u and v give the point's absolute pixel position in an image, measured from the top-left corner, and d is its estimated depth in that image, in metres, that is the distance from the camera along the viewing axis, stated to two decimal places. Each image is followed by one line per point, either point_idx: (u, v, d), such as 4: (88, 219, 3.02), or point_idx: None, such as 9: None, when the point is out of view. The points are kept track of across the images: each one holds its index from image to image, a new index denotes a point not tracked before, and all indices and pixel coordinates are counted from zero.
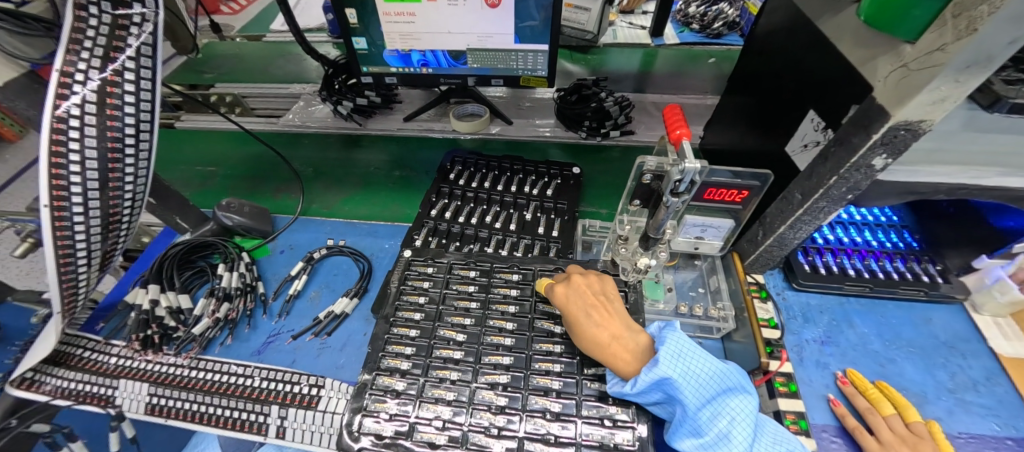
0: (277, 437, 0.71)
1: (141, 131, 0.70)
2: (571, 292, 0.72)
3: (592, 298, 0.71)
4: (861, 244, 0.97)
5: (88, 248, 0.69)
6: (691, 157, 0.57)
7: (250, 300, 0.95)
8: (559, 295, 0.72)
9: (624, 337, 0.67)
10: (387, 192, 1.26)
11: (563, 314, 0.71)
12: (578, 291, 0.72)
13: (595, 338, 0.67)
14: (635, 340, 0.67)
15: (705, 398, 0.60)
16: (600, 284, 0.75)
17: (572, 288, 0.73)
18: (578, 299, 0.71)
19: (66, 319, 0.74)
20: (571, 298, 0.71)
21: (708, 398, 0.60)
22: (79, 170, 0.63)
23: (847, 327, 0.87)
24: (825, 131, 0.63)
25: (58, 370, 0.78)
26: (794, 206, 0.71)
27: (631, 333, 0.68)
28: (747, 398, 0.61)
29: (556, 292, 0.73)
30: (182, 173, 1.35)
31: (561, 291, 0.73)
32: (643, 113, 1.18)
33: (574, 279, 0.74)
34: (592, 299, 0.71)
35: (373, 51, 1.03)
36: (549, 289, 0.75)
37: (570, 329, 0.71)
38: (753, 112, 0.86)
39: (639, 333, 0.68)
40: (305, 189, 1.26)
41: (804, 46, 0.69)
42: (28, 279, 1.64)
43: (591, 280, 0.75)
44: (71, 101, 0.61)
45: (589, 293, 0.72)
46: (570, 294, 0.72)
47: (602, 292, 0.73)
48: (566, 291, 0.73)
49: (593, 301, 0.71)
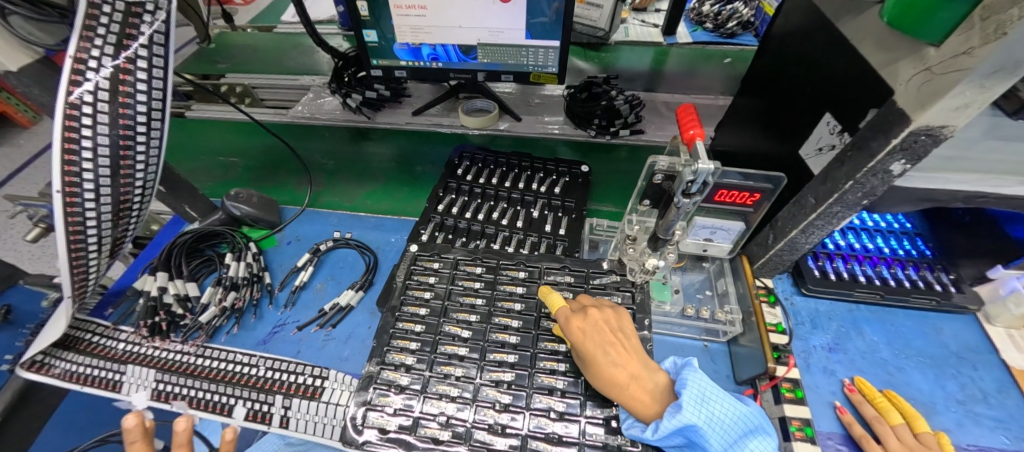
0: (281, 426, 0.71)
1: (153, 120, 0.70)
2: (586, 326, 0.66)
3: (610, 334, 0.65)
4: (872, 251, 0.95)
5: (98, 234, 0.70)
6: (705, 158, 0.56)
7: (256, 290, 0.95)
8: (574, 330, 0.66)
9: (643, 376, 0.62)
10: (410, 188, 1.30)
11: (577, 350, 0.65)
12: (594, 325, 0.66)
13: (612, 378, 0.61)
14: (654, 379, 0.62)
15: (727, 442, 0.57)
16: (616, 318, 0.68)
17: (587, 322, 0.66)
18: (593, 335, 0.65)
19: (76, 304, 0.75)
20: (587, 334, 0.65)
21: (731, 441, 0.57)
22: (91, 157, 0.64)
23: (856, 335, 0.86)
24: (842, 134, 0.62)
25: (68, 354, 0.79)
26: (807, 210, 0.70)
27: (650, 371, 0.63)
28: (765, 439, 0.59)
29: (570, 326, 0.67)
30: (206, 162, 1.39)
31: (576, 325, 0.67)
32: (654, 112, 1.17)
33: (590, 312, 0.68)
34: (610, 336, 0.65)
35: (384, 44, 1.03)
36: (562, 319, 0.69)
37: (583, 364, 0.65)
38: (767, 113, 0.85)
39: (658, 372, 0.64)
40: (330, 184, 1.29)
41: (823, 48, 0.68)
42: (40, 264, 1.66)
43: (606, 313, 0.68)
44: (84, 88, 0.61)
45: (607, 328, 0.66)
46: (586, 328, 0.66)
47: (618, 326, 0.67)
48: (581, 325, 0.66)
49: (611, 337, 0.65)
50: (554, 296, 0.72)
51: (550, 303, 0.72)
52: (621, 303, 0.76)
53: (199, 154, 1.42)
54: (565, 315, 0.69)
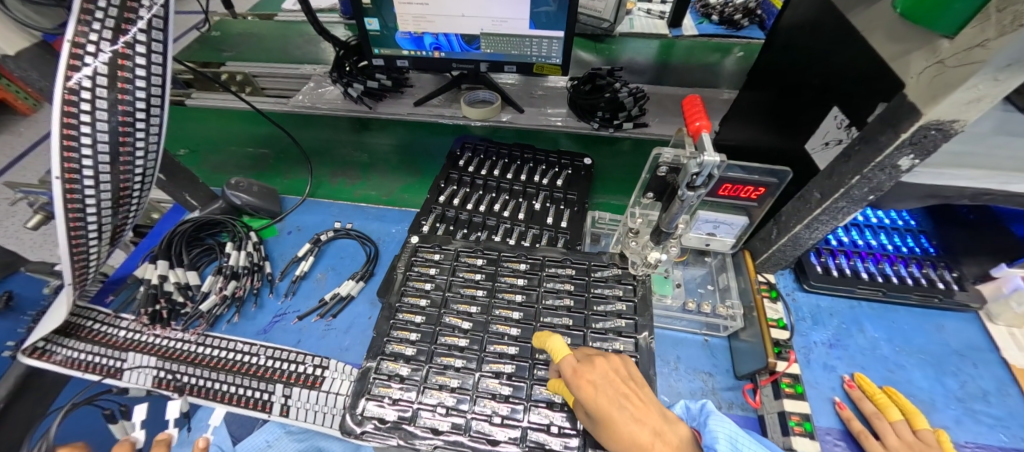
0: (281, 415, 0.73)
1: (152, 106, 0.69)
2: (596, 378, 0.59)
3: (622, 385, 0.59)
4: (875, 248, 0.94)
5: (98, 222, 0.70)
6: (710, 150, 0.53)
7: (257, 279, 0.95)
8: (583, 384, 0.59)
9: (665, 431, 0.56)
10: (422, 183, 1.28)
11: (588, 407, 0.58)
12: (603, 377, 0.59)
13: (633, 438, 0.54)
14: (677, 432, 0.57)
15: None
16: (624, 366, 0.63)
17: (596, 373, 0.60)
18: (606, 388, 0.58)
19: (77, 291, 0.75)
20: (599, 388, 0.58)
21: None
22: (90, 143, 0.63)
23: (857, 331, 0.86)
24: (848, 129, 0.62)
25: (70, 341, 0.80)
26: (811, 205, 0.69)
27: (671, 423, 0.58)
28: None
29: (577, 380, 0.60)
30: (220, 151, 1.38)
31: (584, 378, 0.60)
32: (657, 105, 1.16)
33: (597, 362, 0.62)
34: (623, 387, 0.59)
35: (386, 33, 1.01)
36: (566, 374, 0.61)
37: (596, 424, 0.58)
38: (772, 107, 0.84)
39: (679, 423, 0.58)
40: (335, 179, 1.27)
41: (832, 41, 0.67)
42: (41, 251, 1.67)
43: (613, 361, 0.63)
44: (83, 73, 0.60)
45: (618, 378, 0.60)
46: (596, 381, 0.59)
47: (628, 375, 0.62)
48: (590, 377, 0.60)
49: (624, 388, 0.59)
50: (555, 341, 0.64)
51: (551, 351, 0.64)
52: (623, 296, 0.75)
53: (227, 143, 1.37)
54: (569, 366, 0.61)
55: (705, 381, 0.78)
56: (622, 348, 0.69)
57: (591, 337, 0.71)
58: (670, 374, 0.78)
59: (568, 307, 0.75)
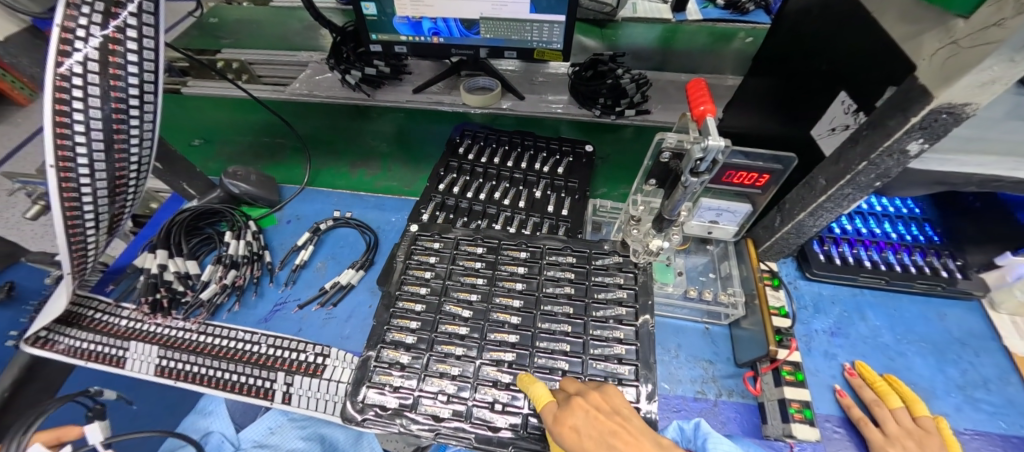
0: (283, 402, 0.74)
1: (145, 92, 0.68)
2: (578, 421, 0.54)
3: (606, 422, 0.54)
4: (879, 236, 0.93)
5: (95, 211, 0.69)
6: (715, 134, 0.51)
7: (257, 268, 0.95)
8: (565, 432, 0.54)
9: None
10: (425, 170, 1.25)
11: None
12: (585, 418, 0.54)
13: None
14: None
15: None
16: (605, 401, 0.58)
17: (576, 416, 0.55)
18: (590, 431, 0.53)
19: (76, 281, 0.75)
20: (582, 432, 0.53)
21: None
22: (83, 130, 0.62)
23: (858, 319, 0.86)
24: (856, 114, 0.61)
25: (71, 330, 0.81)
26: (816, 192, 0.68)
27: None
28: None
29: (559, 428, 0.55)
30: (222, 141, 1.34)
31: (565, 424, 0.55)
32: (660, 92, 1.14)
33: (575, 402, 0.56)
34: (607, 423, 0.53)
35: (383, 18, 0.99)
36: (548, 424, 0.56)
37: None
38: (777, 94, 0.82)
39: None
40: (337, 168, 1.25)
41: (842, 23, 0.65)
42: (42, 241, 1.67)
43: (593, 397, 0.58)
44: (74, 59, 0.58)
45: (600, 415, 0.54)
46: (578, 425, 0.54)
47: (612, 408, 0.57)
48: (571, 422, 0.55)
49: (610, 425, 0.53)
50: (537, 389, 0.60)
51: (533, 399, 0.60)
52: (624, 284, 0.75)
53: (238, 134, 1.33)
54: (551, 413, 0.57)
55: (706, 369, 0.78)
56: (623, 336, 0.69)
57: (592, 325, 0.71)
58: (670, 362, 0.79)
59: (569, 295, 0.74)
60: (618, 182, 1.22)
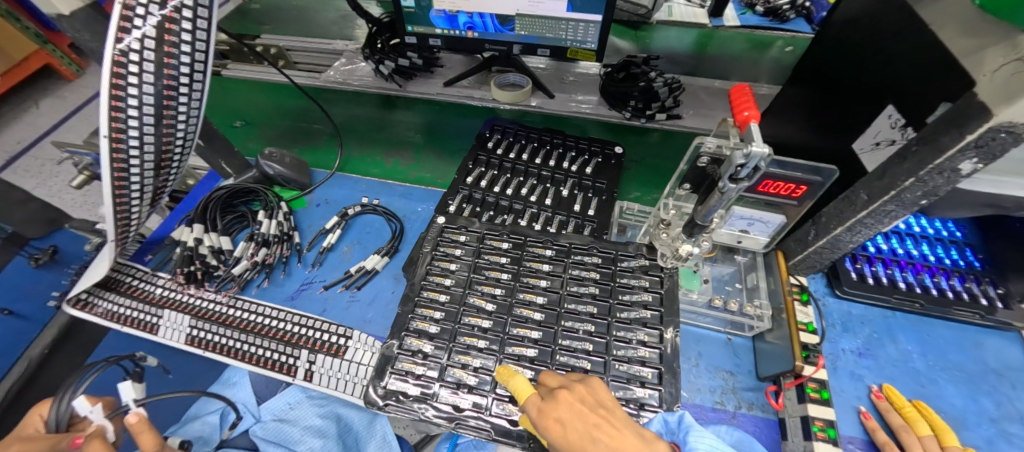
0: (304, 379, 0.76)
1: (195, 72, 0.71)
2: (562, 414, 0.53)
3: (590, 414, 0.52)
4: (917, 258, 0.90)
5: (140, 182, 0.73)
6: (760, 140, 0.49)
7: (286, 248, 0.97)
8: (549, 425, 0.53)
9: None
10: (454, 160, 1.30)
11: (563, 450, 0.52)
12: (569, 412, 0.53)
13: None
14: None
15: None
16: (590, 394, 0.56)
17: (560, 409, 0.54)
18: (575, 424, 0.51)
19: (118, 249, 0.79)
20: (566, 425, 0.52)
21: None
22: (136, 104, 0.65)
23: (889, 342, 0.83)
24: (904, 129, 0.59)
25: (110, 295, 0.86)
26: (856, 207, 0.66)
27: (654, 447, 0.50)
28: None
29: (543, 421, 0.54)
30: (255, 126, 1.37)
31: (549, 417, 0.53)
32: (693, 97, 1.12)
33: (559, 395, 0.55)
34: (590, 416, 0.52)
35: (420, 11, 1.00)
36: (533, 417, 0.55)
37: None
38: (818, 105, 0.81)
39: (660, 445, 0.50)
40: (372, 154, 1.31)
41: (894, 34, 0.63)
42: (83, 210, 1.75)
43: (578, 390, 0.56)
44: (132, 36, 0.60)
45: (584, 409, 0.53)
46: (562, 418, 0.53)
47: (597, 402, 0.55)
48: (556, 415, 0.53)
49: (594, 418, 0.52)
50: (518, 381, 0.58)
51: (515, 392, 0.58)
52: (649, 288, 0.74)
53: (269, 118, 1.33)
54: (534, 406, 0.56)
55: (726, 380, 0.77)
56: (647, 340, 0.68)
57: (615, 327, 0.70)
58: (690, 370, 0.78)
59: (594, 295, 0.74)
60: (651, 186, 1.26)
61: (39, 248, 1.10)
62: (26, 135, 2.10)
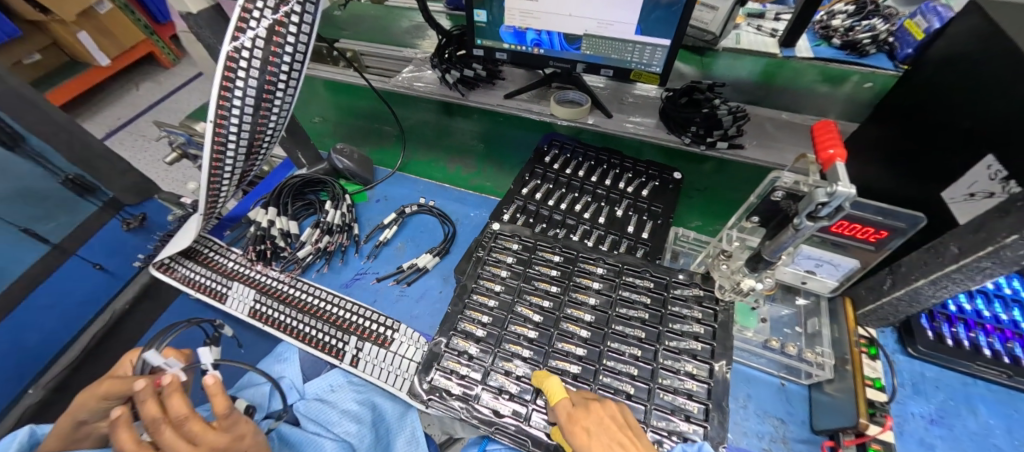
0: (351, 364, 0.80)
1: (293, 71, 0.78)
2: (591, 424, 0.56)
3: (618, 432, 0.55)
4: (1004, 323, 0.80)
5: (232, 164, 0.80)
6: (847, 180, 0.47)
7: (346, 238, 1.03)
8: (576, 430, 0.56)
9: None
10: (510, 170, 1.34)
11: None
12: (598, 424, 0.56)
13: None
14: None
15: None
16: (619, 413, 0.59)
17: (591, 419, 0.57)
18: (603, 437, 0.54)
19: (202, 222, 0.87)
20: (594, 435, 0.55)
21: None
22: (240, 95, 0.73)
23: (967, 412, 0.75)
24: (1004, 182, 0.55)
25: (188, 262, 0.95)
26: (944, 259, 0.62)
27: None
28: None
29: (571, 426, 0.57)
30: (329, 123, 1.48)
31: (578, 424, 0.57)
32: (758, 128, 1.09)
33: (592, 407, 0.58)
34: (619, 434, 0.55)
35: (491, 26, 1.05)
36: (560, 419, 0.58)
37: None
38: (902, 148, 0.76)
39: None
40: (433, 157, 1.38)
41: (998, 78, 0.58)
42: (170, 183, 1.95)
43: (609, 407, 0.59)
44: (247, 35, 0.68)
45: (614, 426, 0.56)
46: (590, 427, 0.56)
47: (624, 422, 0.58)
48: (584, 423, 0.56)
49: (620, 436, 0.55)
50: (551, 383, 0.62)
51: (547, 393, 0.62)
52: (702, 319, 0.72)
53: (342, 116, 1.43)
54: (563, 411, 0.59)
55: (776, 427, 0.73)
56: (696, 372, 0.66)
57: (663, 354, 0.69)
58: (737, 411, 0.75)
59: (643, 320, 0.73)
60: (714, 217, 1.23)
61: (132, 215, 1.23)
62: (126, 113, 2.36)
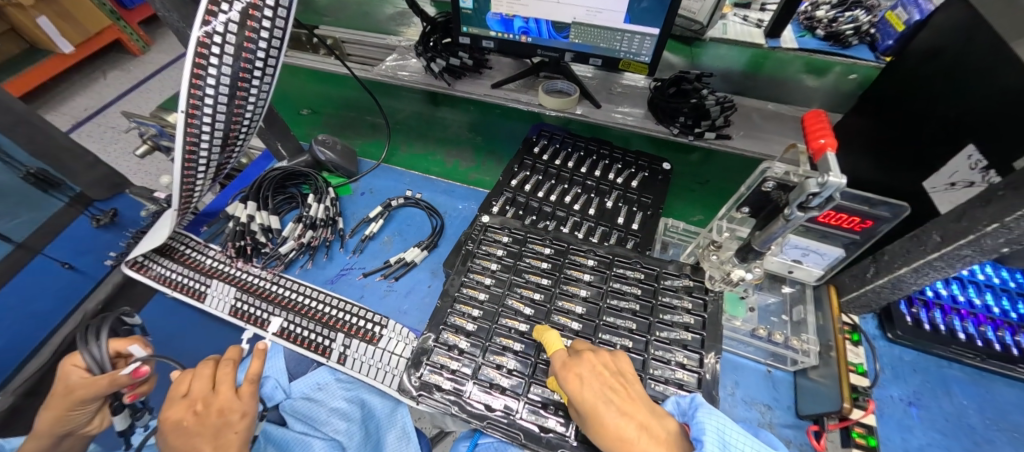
0: (338, 362, 0.78)
1: (269, 58, 0.74)
2: (583, 371, 0.59)
3: (609, 379, 0.59)
4: (979, 308, 0.82)
5: (207, 157, 0.77)
6: (837, 170, 0.48)
7: (331, 232, 1.01)
8: (569, 378, 0.59)
9: (651, 425, 0.56)
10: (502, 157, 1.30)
11: (576, 402, 0.58)
12: (590, 370, 0.59)
13: (618, 432, 0.54)
14: (665, 426, 0.56)
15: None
16: (613, 362, 0.62)
17: (583, 367, 0.59)
18: (594, 383, 0.57)
19: (178, 218, 0.84)
20: (585, 381, 0.58)
21: None
22: (213, 84, 0.69)
23: (943, 394, 0.78)
24: (986, 172, 0.56)
25: (164, 260, 0.91)
26: (926, 248, 0.63)
27: (657, 417, 0.57)
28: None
29: (565, 373, 0.60)
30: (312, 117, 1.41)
31: (571, 371, 0.59)
32: (745, 118, 1.09)
33: (585, 356, 0.61)
34: (610, 381, 0.58)
35: (477, 13, 1.02)
36: (555, 367, 0.61)
37: (585, 420, 0.57)
38: (885, 139, 0.78)
39: (666, 417, 0.58)
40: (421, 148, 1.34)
41: (979, 71, 0.60)
42: (141, 176, 1.87)
43: (602, 356, 0.62)
44: (219, 20, 0.64)
45: (605, 373, 0.59)
46: (583, 375, 0.58)
47: (617, 370, 0.61)
48: (577, 371, 0.59)
49: (612, 382, 0.58)
50: (549, 335, 0.66)
51: (545, 345, 0.65)
52: (692, 309, 0.72)
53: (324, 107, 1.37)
54: (559, 359, 0.62)
55: (763, 413, 0.74)
56: (686, 362, 0.67)
57: (654, 344, 0.69)
58: (725, 398, 0.76)
59: (634, 311, 0.73)
60: (705, 205, 1.22)
61: (101, 210, 1.17)
62: (93, 104, 2.25)
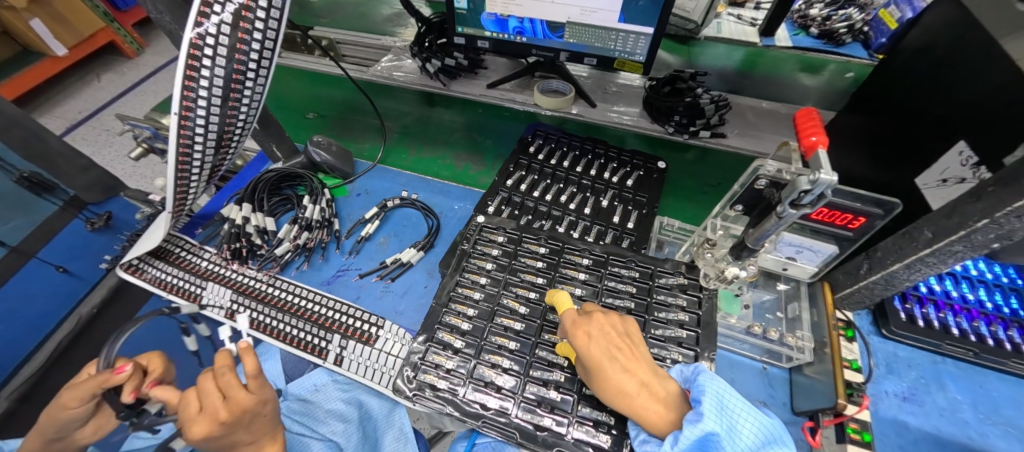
0: (334, 363, 0.78)
1: (263, 60, 0.74)
2: (592, 329, 0.62)
3: (616, 339, 0.61)
4: (971, 303, 0.83)
5: (201, 159, 0.76)
6: (828, 167, 0.48)
7: (326, 234, 1.01)
8: (579, 334, 0.62)
9: (653, 384, 0.58)
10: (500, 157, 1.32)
11: (582, 357, 0.61)
12: (599, 329, 0.62)
13: (619, 386, 0.57)
14: (666, 386, 0.58)
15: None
16: (622, 325, 0.65)
17: (592, 326, 0.62)
18: (601, 340, 0.60)
19: (172, 220, 0.83)
20: (593, 338, 0.60)
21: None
22: (206, 85, 0.69)
23: (937, 389, 0.78)
24: (976, 168, 0.57)
25: (158, 263, 0.91)
26: (917, 244, 0.63)
27: (660, 378, 0.59)
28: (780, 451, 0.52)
29: (574, 329, 0.62)
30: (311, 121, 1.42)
31: (580, 329, 0.62)
32: (739, 116, 1.10)
33: (595, 316, 0.64)
34: (616, 340, 0.61)
35: (472, 13, 1.02)
36: (565, 324, 0.64)
37: (589, 375, 0.60)
38: (878, 136, 0.78)
39: (669, 380, 0.59)
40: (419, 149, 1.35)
41: (970, 68, 0.60)
42: (135, 179, 1.86)
43: (612, 318, 0.65)
44: (211, 21, 0.64)
45: (613, 333, 0.62)
46: (591, 332, 0.61)
47: (625, 332, 0.64)
48: (586, 328, 0.62)
49: (618, 342, 0.61)
50: (560, 296, 0.68)
51: (556, 304, 0.68)
52: (686, 307, 0.73)
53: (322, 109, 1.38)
54: (569, 317, 0.65)
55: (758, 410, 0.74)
56: (681, 358, 0.67)
57: (650, 342, 0.69)
58: None
59: (629, 309, 0.73)
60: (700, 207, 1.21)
61: (95, 213, 1.16)
62: (87, 106, 2.24)
